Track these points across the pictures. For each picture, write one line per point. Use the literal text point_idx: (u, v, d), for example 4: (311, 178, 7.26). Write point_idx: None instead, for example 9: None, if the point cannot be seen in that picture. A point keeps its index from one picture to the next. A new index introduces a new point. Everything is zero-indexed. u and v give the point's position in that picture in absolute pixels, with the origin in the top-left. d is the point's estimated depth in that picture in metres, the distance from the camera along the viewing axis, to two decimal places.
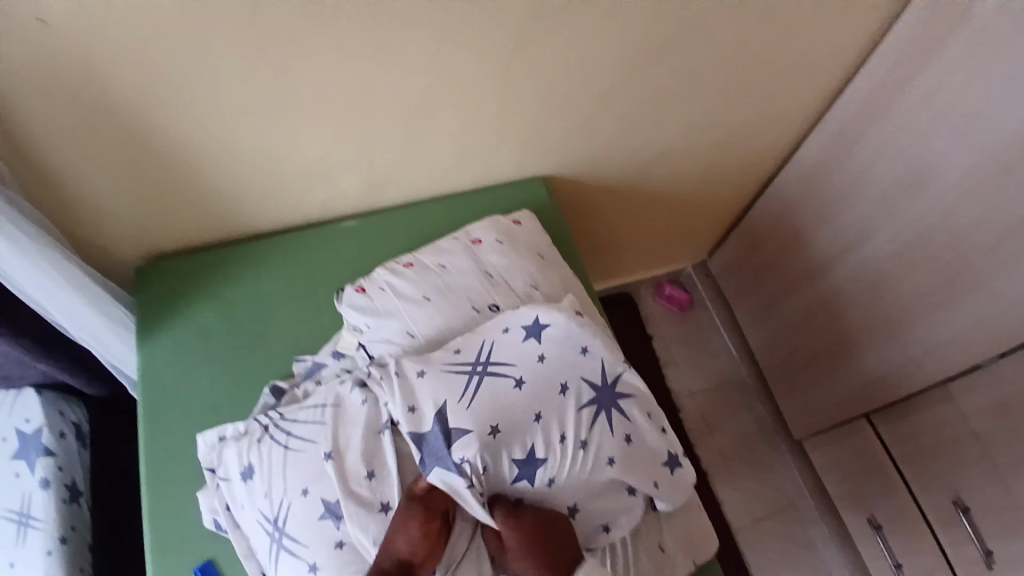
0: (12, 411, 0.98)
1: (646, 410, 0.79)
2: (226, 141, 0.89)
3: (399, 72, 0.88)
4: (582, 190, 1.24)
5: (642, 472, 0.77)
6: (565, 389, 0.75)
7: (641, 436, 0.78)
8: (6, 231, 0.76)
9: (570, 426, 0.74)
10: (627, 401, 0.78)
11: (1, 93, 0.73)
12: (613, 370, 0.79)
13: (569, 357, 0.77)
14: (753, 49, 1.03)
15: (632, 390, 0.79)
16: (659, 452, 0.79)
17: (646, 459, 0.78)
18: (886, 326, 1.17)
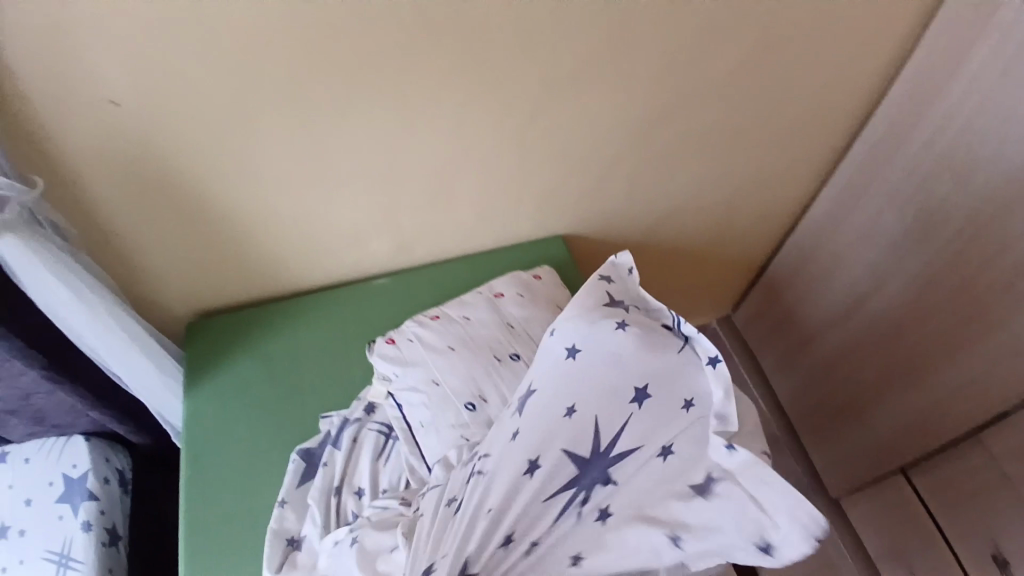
0: (61, 456, 1.04)
1: (668, 437, 0.62)
2: (271, 209, 0.97)
3: (428, 142, 0.96)
4: (598, 248, 1.28)
5: (662, 536, 0.60)
6: (533, 467, 0.60)
7: (657, 478, 0.61)
8: (73, 285, 0.84)
9: (521, 519, 0.59)
10: (622, 463, 0.61)
11: (75, 166, 0.83)
12: (618, 422, 0.61)
13: (541, 422, 0.62)
14: (759, 110, 1.10)
15: (642, 434, 0.61)
16: (695, 494, 0.60)
17: (660, 523, 0.60)
18: (913, 376, 1.16)
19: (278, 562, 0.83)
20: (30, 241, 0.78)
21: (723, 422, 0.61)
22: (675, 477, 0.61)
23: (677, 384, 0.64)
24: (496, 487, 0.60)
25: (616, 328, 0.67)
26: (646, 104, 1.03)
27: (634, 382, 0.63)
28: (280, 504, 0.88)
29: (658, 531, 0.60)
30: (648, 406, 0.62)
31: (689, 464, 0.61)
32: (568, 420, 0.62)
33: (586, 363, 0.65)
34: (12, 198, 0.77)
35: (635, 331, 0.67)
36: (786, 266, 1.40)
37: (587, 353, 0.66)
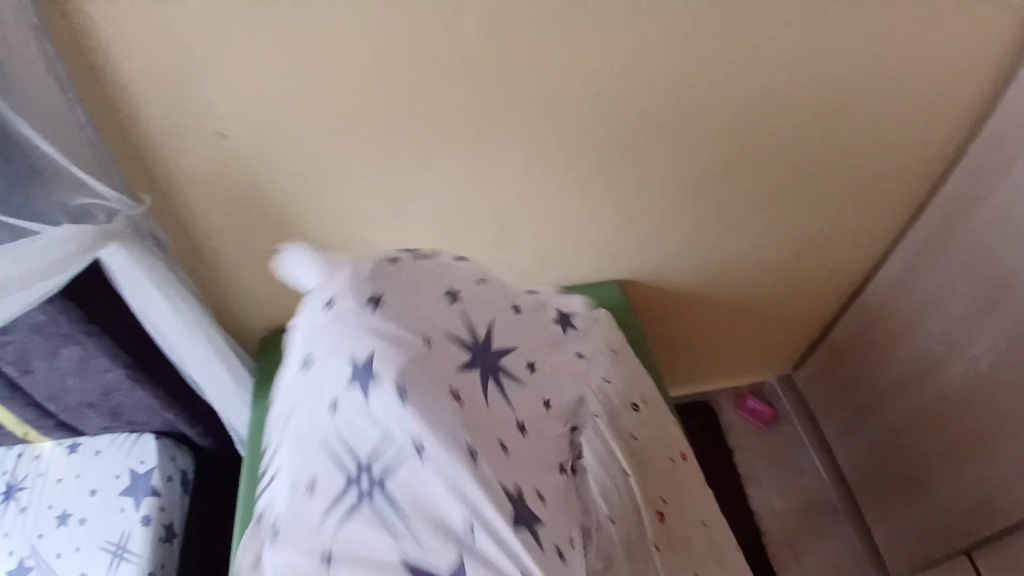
0: (131, 452, 1.11)
1: (507, 304, 0.77)
2: (345, 236, 1.04)
3: (493, 184, 1.01)
4: (656, 296, 1.29)
5: (571, 367, 0.78)
6: (455, 393, 0.63)
7: (520, 334, 0.75)
8: (170, 298, 0.93)
9: (495, 416, 0.65)
10: (497, 345, 0.71)
11: (180, 189, 0.92)
12: (474, 330, 0.71)
13: (405, 361, 0.63)
14: (826, 171, 1.10)
15: (486, 322, 0.72)
16: (553, 328, 0.81)
17: (555, 356, 0.78)
18: (975, 452, 1.11)
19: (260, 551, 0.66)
20: (135, 251, 0.87)
21: (506, 286, 0.80)
22: (529, 331, 0.76)
23: (447, 278, 0.74)
24: (446, 430, 0.59)
25: (377, 274, 0.71)
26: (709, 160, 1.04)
27: (437, 291, 0.72)
28: None
29: (559, 361, 0.77)
30: (464, 300, 0.73)
31: (532, 322, 0.78)
32: (437, 349, 0.66)
33: (401, 306, 0.68)
34: (119, 210, 0.86)
35: (385, 269, 0.72)
36: (853, 327, 1.36)
37: (395, 301, 0.69)
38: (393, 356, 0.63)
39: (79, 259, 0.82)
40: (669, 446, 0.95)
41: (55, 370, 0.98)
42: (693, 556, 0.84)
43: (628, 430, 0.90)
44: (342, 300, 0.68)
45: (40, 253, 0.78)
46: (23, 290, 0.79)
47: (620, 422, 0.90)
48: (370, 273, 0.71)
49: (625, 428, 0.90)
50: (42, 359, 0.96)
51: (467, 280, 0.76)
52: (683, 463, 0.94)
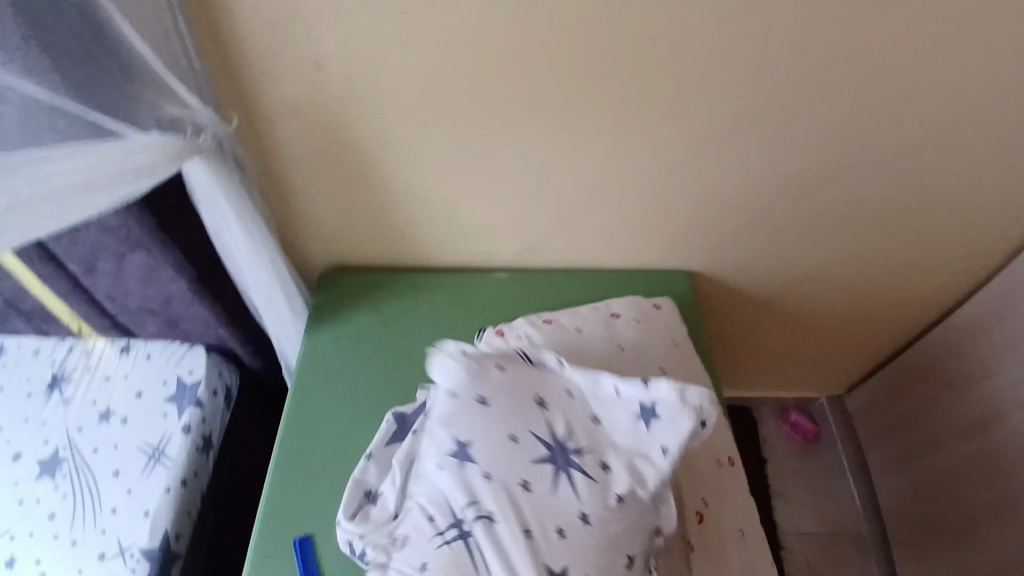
0: (181, 360, 1.11)
1: (589, 410, 0.76)
2: (422, 182, 1.03)
3: (580, 148, 0.99)
4: (723, 292, 1.24)
5: (643, 471, 0.71)
6: (525, 483, 0.72)
7: (603, 436, 0.74)
8: (241, 215, 0.93)
9: (561, 508, 0.71)
10: (575, 443, 0.74)
11: (268, 108, 0.92)
12: (557, 423, 0.76)
13: (495, 453, 0.74)
14: (922, 189, 1.05)
15: (570, 424, 0.76)
16: (639, 427, 0.71)
17: (636, 461, 0.71)
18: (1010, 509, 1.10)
19: (353, 508, 0.90)
20: (216, 167, 0.87)
21: (599, 385, 0.77)
22: (612, 434, 0.74)
23: (549, 383, 0.80)
24: (512, 515, 0.71)
25: (493, 372, 0.81)
26: (806, 155, 1.01)
27: (533, 396, 0.79)
28: (367, 457, 0.94)
29: (638, 466, 0.71)
30: (552, 404, 0.77)
31: (613, 423, 0.74)
32: (522, 446, 0.74)
33: (498, 403, 0.78)
34: (206, 125, 0.85)
35: (506, 366, 0.82)
36: (919, 358, 1.31)
37: (496, 397, 0.78)
38: (484, 448, 0.75)
39: (163, 169, 0.82)
40: (717, 450, 0.91)
41: (121, 269, 0.99)
42: (725, 563, 0.82)
43: None
44: (453, 385, 0.80)
45: (124, 156, 0.76)
46: (104, 189, 0.78)
47: None
48: (488, 367, 0.81)
49: None
50: (110, 255, 0.96)
51: (560, 390, 0.79)
52: (728, 468, 0.91)
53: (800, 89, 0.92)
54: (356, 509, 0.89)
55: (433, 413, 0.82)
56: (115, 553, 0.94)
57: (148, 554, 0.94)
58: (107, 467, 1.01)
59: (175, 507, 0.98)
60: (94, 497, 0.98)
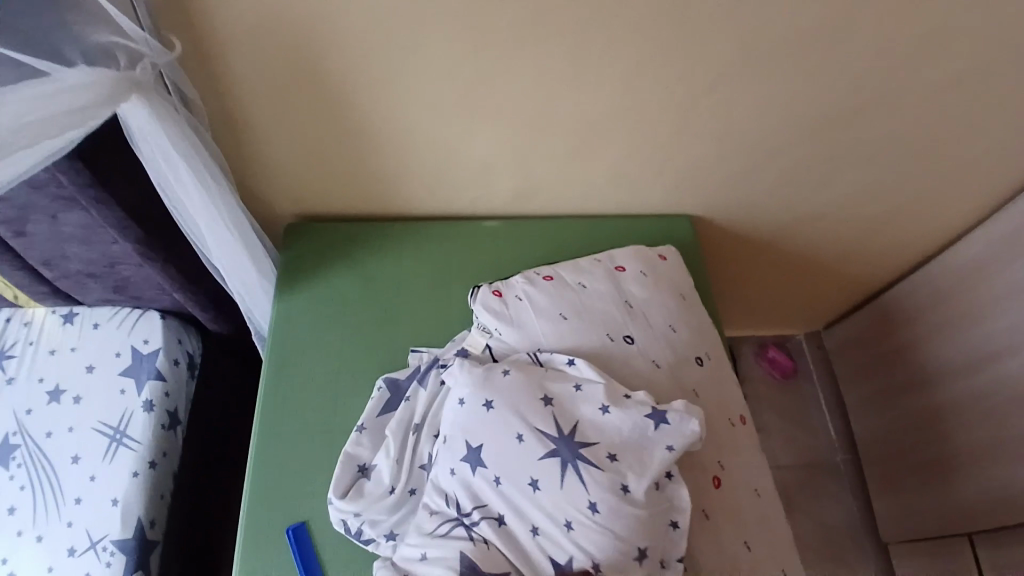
0: (133, 328, 1.02)
1: (597, 400, 0.78)
2: (413, 121, 0.92)
3: (590, 83, 0.90)
4: (724, 238, 1.20)
5: (650, 467, 0.73)
6: (534, 483, 0.73)
7: (615, 430, 0.76)
8: (190, 162, 0.79)
9: (571, 499, 0.71)
10: (584, 437, 0.75)
11: (224, 34, 0.78)
12: (565, 418, 0.77)
13: (506, 456, 0.75)
14: (935, 132, 1.01)
15: (579, 416, 0.77)
16: (645, 423, 0.76)
17: (644, 456, 0.74)
18: (1005, 450, 1.14)
19: (345, 485, 0.83)
20: (157, 109, 0.73)
21: (608, 381, 0.80)
22: (621, 427, 0.75)
23: (557, 377, 0.81)
24: (522, 517, 0.72)
25: (500, 372, 0.82)
26: (828, 99, 0.95)
27: (539, 390, 0.79)
28: (358, 428, 0.87)
29: (646, 463, 0.73)
30: (559, 399, 0.78)
31: (622, 417, 0.76)
32: (528, 443, 0.75)
33: (505, 404, 0.78)
34: (146, 56, 0.70)
35: (511, 365, 0.83)
36: (907, 299, 1.31)
37: (499, 399, 0.79)
38: (494, 447, 0.76)
39: (99, 112, 0.68)
40: (730, 409, 0.87)
41: (55, 235, 0.86)
42: (744, 525, 0.80)
43: (692, 385, 0.86)
44: (462, 391, 0.81)
45: (43, 102, 0.63)
46: (31, 142, 0.65)
47: (686, 374, 0.86)
48: (494, 368, 0.82)
49: (689, 382, 0.86)
50: (41, 223, 0.83)
51: (567, 383, 0.80)
52: (741, 428, 0.87)
53: (833, 25, 0.84)
54: (349, 486, 0.83)
55: (444, 419, 0.83)
56: (87, 547, 0.89)
57: (122, 546, 0.89)
58: (65, 453, 0.94)
59: (147, 492, 0.93)
60: (56, 487, 0.92)
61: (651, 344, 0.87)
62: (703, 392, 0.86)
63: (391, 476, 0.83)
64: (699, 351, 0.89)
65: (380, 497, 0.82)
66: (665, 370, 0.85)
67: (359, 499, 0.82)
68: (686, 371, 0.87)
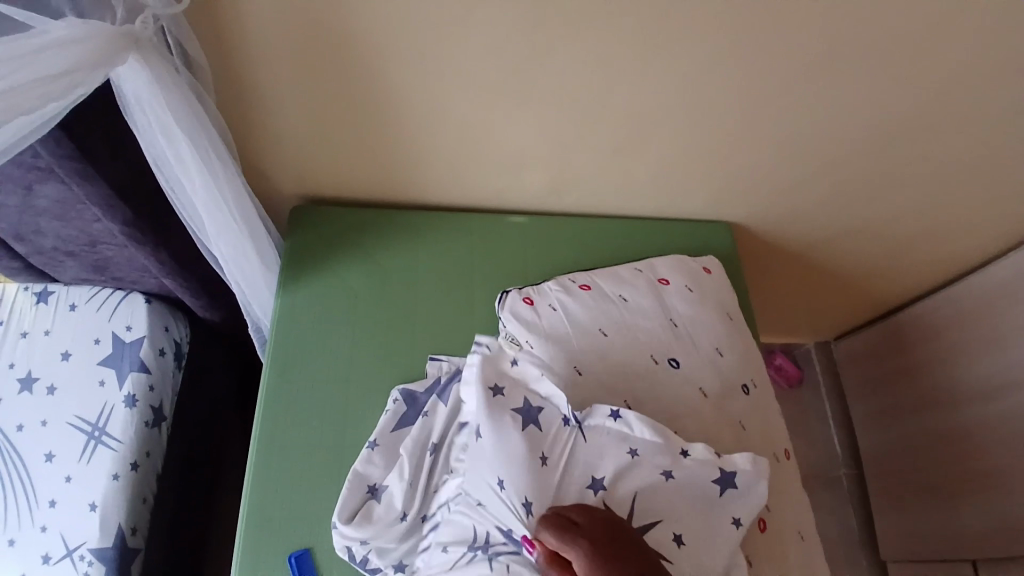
0: (115, 313, 0.95)
1: (659, 467, 0.64)
2: (443, 102, 0.82)
3: (648, 70, 0.80)
4: (759, 246, 1.14)
5: (711, 539, 0.64)
6: None
7: (678, 500, 0.64)
8: (192, 137, 0.67)
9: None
10: (648, 517, 0.63)
11: None
12: (626, 493, 0.63)
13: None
14: (990, 152, 0.95)
15: (641, 490, 0.63)
16: (710, 489, 0.65)
17: (709, 531, 0.64)
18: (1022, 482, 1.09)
19: (352, 508, 0.72)
20: (158, 76, 0.62)
21: (668, 438, 0.65)
22: (684, 495, 0.64)
23: (605, 437, 0.65)
24: None
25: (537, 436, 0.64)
26: (897, 109, 0.88)
27: (591, 460, 0.64)
28: (369, 445, 0.76)
29: (710, 540, 0.64)
30: (613, 471, 0.63)
31: (687, 482, 0.64)
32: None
33: (563, 471, 0.63)
34: (149, 7, 0.59)
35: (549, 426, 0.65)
36: (929, 320, 1.27)
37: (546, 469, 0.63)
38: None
39: (90, 77, 0.57)
40: (774, 442, 0.81)
41: (29, 211, 0.76)
42: (786, 571, 0.73)
43: (738, 417, 0.79)
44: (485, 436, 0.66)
45: (24, 62, 0.52)
46: (7, 117, 0.54)
47: (732, 405, 0.79)
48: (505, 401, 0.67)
49: (735, 414, 0.79)
50: (14, 196, 0.73)
51: (619, 450, 0.64)
52: (785, 463, 0.81)
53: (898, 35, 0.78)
54: (356, 508, 0.72)
55: (472, 471, 0.68)
56: (63, 554, 0.82)
57: (100, 555, 0.83)
58: (38, 449, 0.87)
59: (128, 496, 0.87)
60: (27, 488, 0.85)
61: (698, 369, 0.80)
62: (749, 423, 0.79)
63: (405, 501, 0.72)
64: (744, 377, 0.83)
65: (392, 524, 0.71)
66: (711, 400, 0.78)
67: (367, 526, 0.71)
68: (733, 401, 0.79)
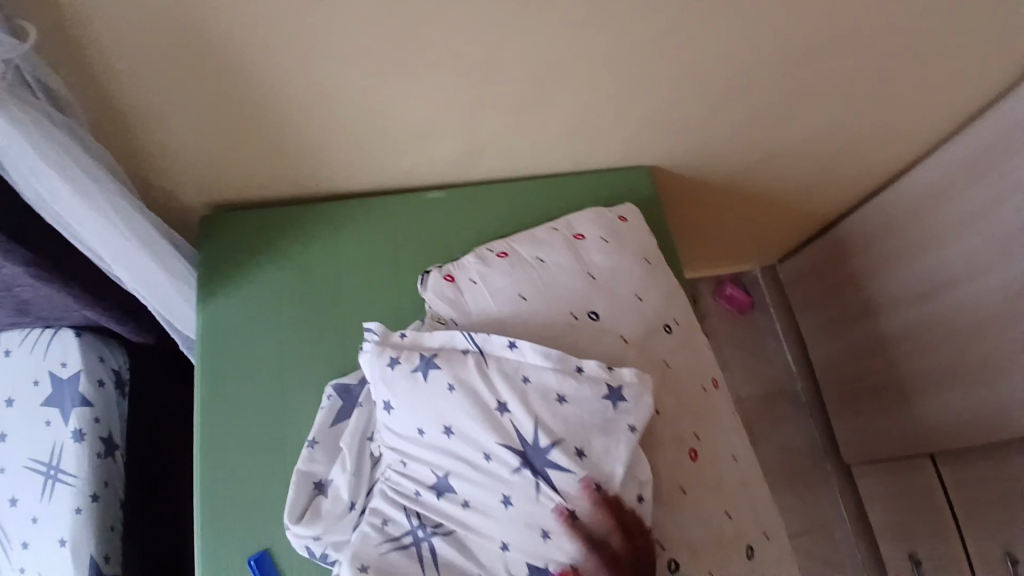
0: (47, 351, 0.94)
1: (552, 390, 0.68)
2: (331, 94, 0.81)
3: (535, 30, 0.79)
4: (682, 184, 1.16)
5: (616, 452, 0.66)
6: (507, 500, 0.66)
7: (577, 423, 0.67)
8: (68, 171, 0.67)
9: (541, 518, 0.65)
10: (548, 439, 0.66)
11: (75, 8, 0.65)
12: (530, 422, 0.67)
13: (467, 474, 0.68)
14: (887, 63, 0.96)
15: (537, 416, 0.67)
16: (604, 406, 0.68)
17: (609, 442, 0.67)
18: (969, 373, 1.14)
19: (301, 507, 0.74)
20: (19, 118, 0.61)
21: (555, 358, 0.70)
22: (580, 417, 0.67)
23: (502, 369, 0.70)
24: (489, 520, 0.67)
25: (443, 387, 0.70)
26: (790, 32, 0.88)
27: (490, 399, 0.69)
28: (310, 444, 0.78)
29: (613, 451, 0.66)
30: (515, 404, 0.68)
31: (579, 402, 0.68)
32: (495, 463, 0.67)
33: (464, 422, 0.68)
34: None
35: (450, 372, 0.70)
36: (860, 230, 1.30)
37: (450, 414, 0.69)
38: (457, 471, 0.68)
39: None
40: (702, 373, 0.84)
41: None
42: (725, 494, 0.77)
43: (662, 356, 0.81)
44: (392, 397, 0.71)
45: None
46: None
47: (656, 346, 0.82)
48: (402, 368, 0.71)
49: (660, 354, 0.81)
50: None
51: (513, 379, 0.70)
52: (716, 391, 0.85)
53: None
54: (304, 507, 0.74)
55: (388, 432, 0.73)
56: None
57: None
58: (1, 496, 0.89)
59: (95, 527, 0.89)
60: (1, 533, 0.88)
61: (618, 317, 0.82)
62: (675, 361, 0.82)
63: (351, 491, 0.74)
64: (666, 316, 0.85)
65: (341, 515, 0.73)
66: (634, 345, 0.80)
67: (317, 521, 0.73)
68: (656, 342, 0.82)
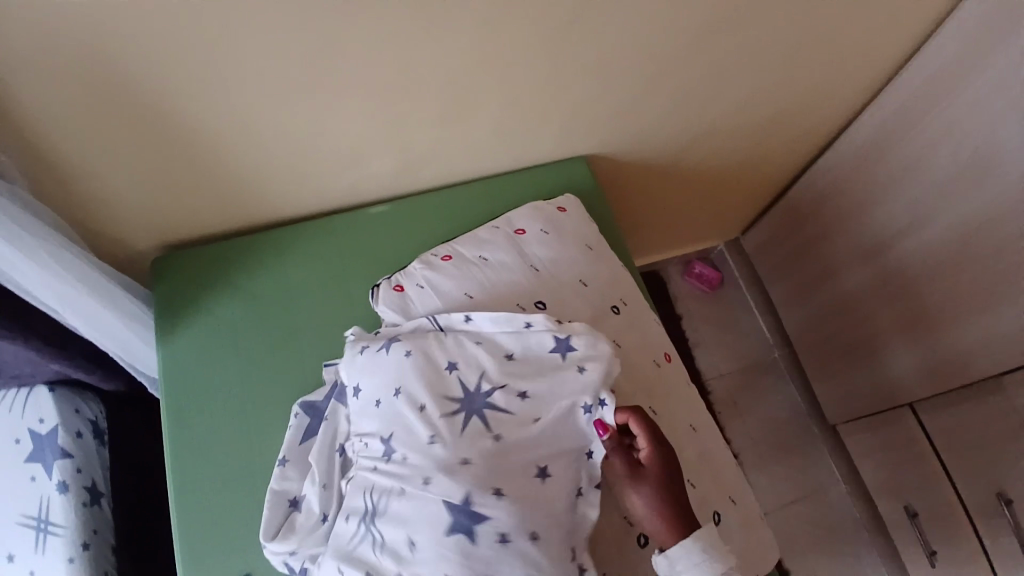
0: (25, 409, 0.96)
1: (501, 348, 0.73)
2: (262, 126, 0.84)
3: (448, 41, 0.82)
4: (624, 170, 1.18)
5: (565, 399, 0.69)
6: (435, 441, 0.67)
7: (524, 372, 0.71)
8: (14, 239, 0.71)
9: (467, 466, 0.64)
10: (489, 386, 0.70)
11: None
12: (476, 374, 0.71)
13: (408, 428, 0.69)
14: (801, 29, 0.99)
15: (484, 367, 0.72)
16: (552, 358, 0.71)
17: (557, 390, 0.69)
18: (931, 317, 1.15)
19: (276, 525, 0.77)
20: None
21: (507, 319, 0.74)
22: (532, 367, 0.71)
23: (456, 338, 0.74)
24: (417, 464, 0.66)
25: (401, 355, 0.73)
26: (700, 13, 0.91)
27: (439, 358, 0.73)
28: (280, 462, 0.80)
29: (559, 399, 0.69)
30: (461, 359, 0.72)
31: (530, 356, 0.72)
32: (431, 412, 0.69)
33: (409, 379, 0.71)
34: None
35: (410, 343, 0.74)
36: (809, 192, 1.32)
37: (396, 375, 0.72)
38: (399, 428, 0.69)
39: None
40: (652, 348, 0.86)
41: None
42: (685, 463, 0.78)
43: (612, 336, 0.83)
44: (360, 378, 0.75)
45: None
46: None
47: (603, 327, 0.84)
48: (371, 350, 0.76)
49: (608, 334, 0.83)
50: None
51: (468, 342, 0.74)
52: (668, 364, 0.87)
53: None
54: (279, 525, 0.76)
55: (356, 418, 0.75)
56: None
57: None
58: None
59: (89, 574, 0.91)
60: None
61: (563, 303, 0.84)
62: (624, 339, 0.84)
63: (322, 503, 0.76)
64: (611, 297, 0.87)
65: (314, 528, 0.75)
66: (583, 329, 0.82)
67: (291, 536, 0.75)
68: (603, 324, 0.84)
